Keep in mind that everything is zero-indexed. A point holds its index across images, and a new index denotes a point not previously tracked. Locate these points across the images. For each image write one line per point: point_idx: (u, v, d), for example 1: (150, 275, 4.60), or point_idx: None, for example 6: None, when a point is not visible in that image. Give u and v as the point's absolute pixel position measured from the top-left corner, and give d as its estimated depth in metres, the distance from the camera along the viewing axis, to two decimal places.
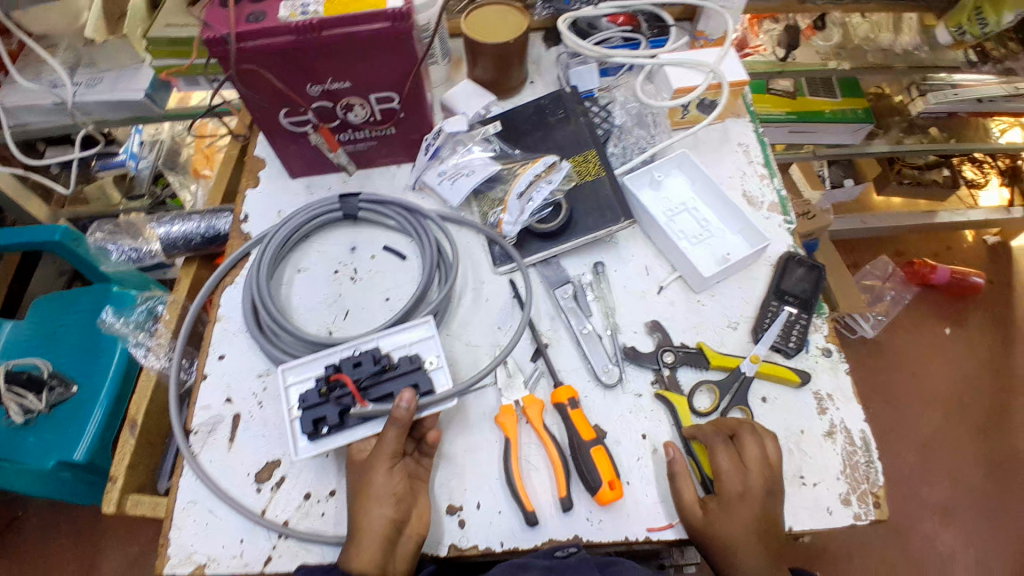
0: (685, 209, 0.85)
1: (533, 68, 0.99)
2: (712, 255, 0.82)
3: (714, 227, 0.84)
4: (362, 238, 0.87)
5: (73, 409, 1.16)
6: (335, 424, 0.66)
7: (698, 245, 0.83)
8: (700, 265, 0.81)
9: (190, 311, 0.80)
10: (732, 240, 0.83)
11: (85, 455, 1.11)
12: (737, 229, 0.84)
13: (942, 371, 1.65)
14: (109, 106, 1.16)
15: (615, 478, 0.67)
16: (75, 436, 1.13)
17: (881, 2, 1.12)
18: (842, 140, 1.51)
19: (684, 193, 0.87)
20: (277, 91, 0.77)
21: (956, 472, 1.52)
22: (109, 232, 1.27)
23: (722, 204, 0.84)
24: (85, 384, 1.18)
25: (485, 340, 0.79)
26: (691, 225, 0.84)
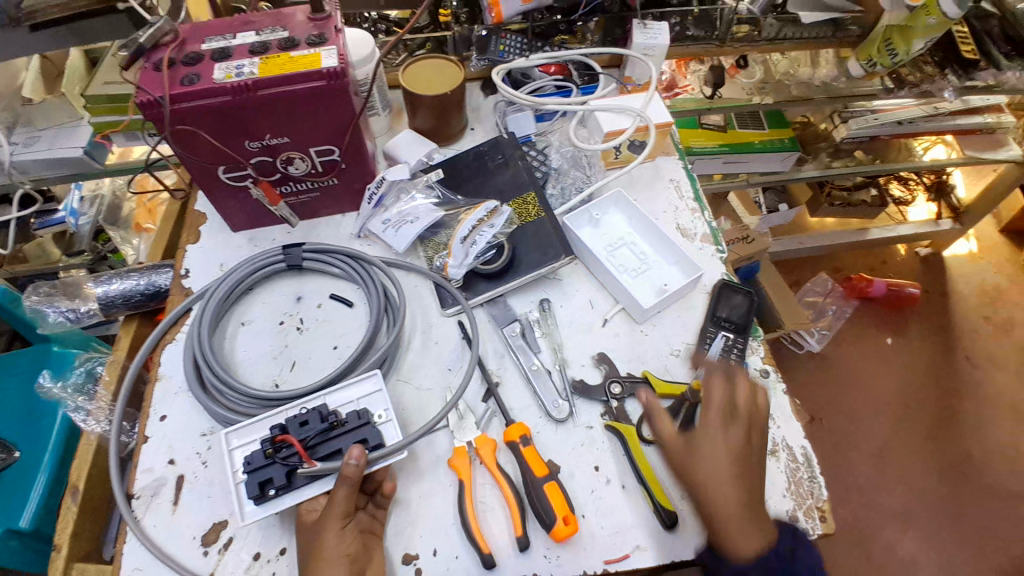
0: (624, 243, 0.89)
1: (472, 116, 1.03)
2: (652, 286, 0.86)
3: (652, 259, 0.88)
4: (308, 288, 0.88)
5: (16, 475, 1.12)
6: (282, 485, 0.65)
7: (638, 277, 0.86)
8: (640, 296, 0.84)
9: (130, 371, 0.78)
10: (669, 271, 0.87)
11: (32, 522, 1.08)
12: (674, 260, 0.88)
13: (886, 380, 1.73)
14: (46, 164, 1.14)
15: (570, 513, 0.68)
16: (19, 503, 1.09)
17: (796, 42, 1.21)
18: (774, 167, 1.60)
19: (622, 228, 0.91)
20: (215, 148, 0.78)
21: (908, 478, 1.58)
22: (44, 293, 1.16)
23: (658, 237, 0.89)
24: (27, 448, 1.15)
25: (436, 383, 0.79)
26: (630, 258, 0.88)
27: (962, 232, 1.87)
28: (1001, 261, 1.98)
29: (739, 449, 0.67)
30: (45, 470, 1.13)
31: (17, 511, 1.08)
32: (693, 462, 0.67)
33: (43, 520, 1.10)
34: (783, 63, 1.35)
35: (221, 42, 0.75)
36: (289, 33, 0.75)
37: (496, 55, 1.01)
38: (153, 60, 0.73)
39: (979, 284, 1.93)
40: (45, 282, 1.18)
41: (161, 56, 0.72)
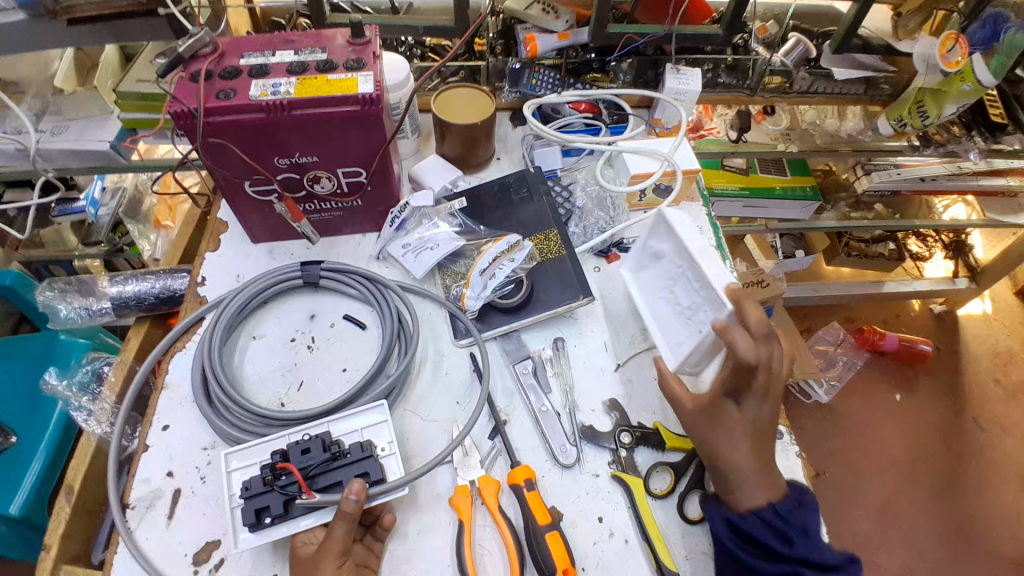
0: (683, 273, 0.79)
1: (499, 146, 1.03)
2: (693, 326, 0.77)
3: (701, 291, 0.76)
4: (322, 307, 0.87)
5: (7, 460, 1.12)
6: (279, 514, 0.64)
7: (687, 318, 0.78)
8: (682, 343, 0.79)
9: (137, 375, 0.78)
10: (710, 311, 0.74)
11: (21, 510, 1.08)
12: (715, 295, 0.72)
13: (895, 439, 1.69)
14: (72, 155, 1.14)
15: (569, 566, 0.66)
16: (10, 489, 1.09)
17: (827, 96, 1.20)
18: (793, 215, 1.59)
19: (681, 253, 0.79)
20: (243, 163, 0.78)
21: (913, 544, 1.53)
22: (58, 291, 1.16)
23: (701, 267, 0.74)
24: (24, 434, 1.15)
25: (443, 416, 0.78)
26: (687, 293, 0.79)
27: (979, 291, 1.85)
28: (1016, 325, 1.95)
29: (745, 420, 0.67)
30: (40, 457, 1.13)
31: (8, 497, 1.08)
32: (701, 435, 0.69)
33: (33, 509, 1.10)
34: (809, 113, 1.38)
35: (259, 58, 0.75)
36: (327, 55, 0.76)
37: (528, 89, 1.02)
38: (191, 71, 0.73)
39: (994, 347, 1.90)
40: (58, 280, 1.17)
41: (199, 68, 0.73)
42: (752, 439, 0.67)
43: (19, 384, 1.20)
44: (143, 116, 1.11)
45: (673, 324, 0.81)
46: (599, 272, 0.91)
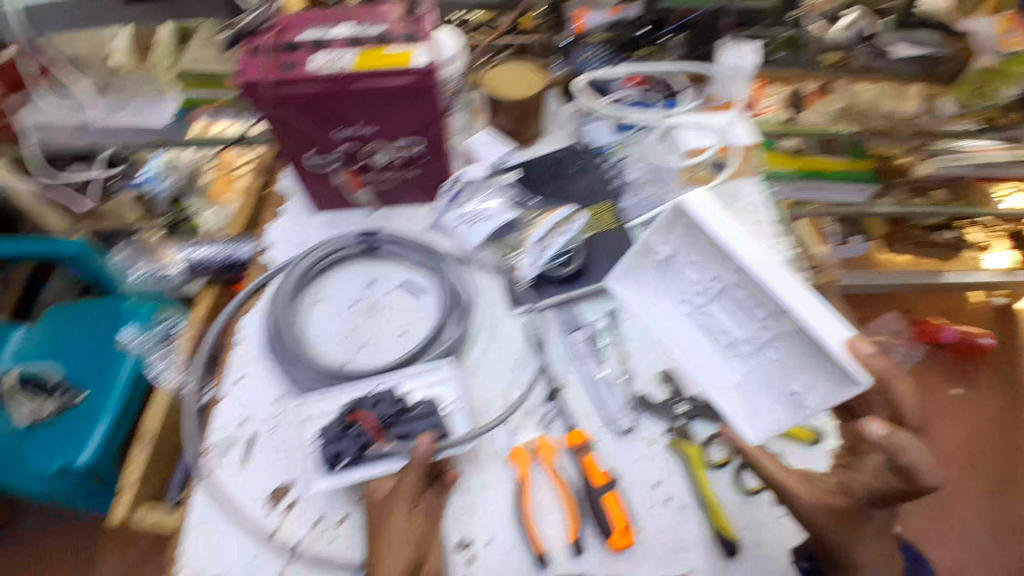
0: (725, 292, 0.76)
1: (548, 122, 1.01)
2: (770, 377, 0.74)
3: (767, 325, 0.73)
4: (381, 274, 0.89)
5: (79, 414, 1.21)
6: (353, 458, 0.69)
7: (749, 355, 0.76)
8: (753, 394, 0.75)
9: (209, 334, 0.84)
10: (793, 362, 0.71)
11: (88, 461, 1.16)
12: (809, 351, 0.68)
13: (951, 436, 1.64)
14: (133, 132, 1.23)
15: (627, 523, 0.69)
16: (81, 442, 1.17)
17: (885, 74, 1.14)
18: (852, 197, 1.56)
19: (721, 268, 0.75)
20: (305, 134, 0.79)
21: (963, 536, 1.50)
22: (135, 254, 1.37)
23: (782, 312, 0.69)
24: (93, 391, 1.24)
25: (499, 381, 0.80)
26: (735, 316, 0.76)
27: None
28: None
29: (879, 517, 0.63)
30: (108, 412, 1.21)
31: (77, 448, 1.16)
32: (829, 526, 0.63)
33: (100, 460, 1.17)
34: None
35: (317, 31, 0.77)
36: (385, 27, 0.77)
37: (579, 61, 1.02)
38: (254, 46, 0.75)
39: None
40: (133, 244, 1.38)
41: (260, 43, 0.75)
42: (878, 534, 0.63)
43: (91, 345, 1.30)
44: (204, 94, 1.21)
45: (719, 354, 0.79)
46: None
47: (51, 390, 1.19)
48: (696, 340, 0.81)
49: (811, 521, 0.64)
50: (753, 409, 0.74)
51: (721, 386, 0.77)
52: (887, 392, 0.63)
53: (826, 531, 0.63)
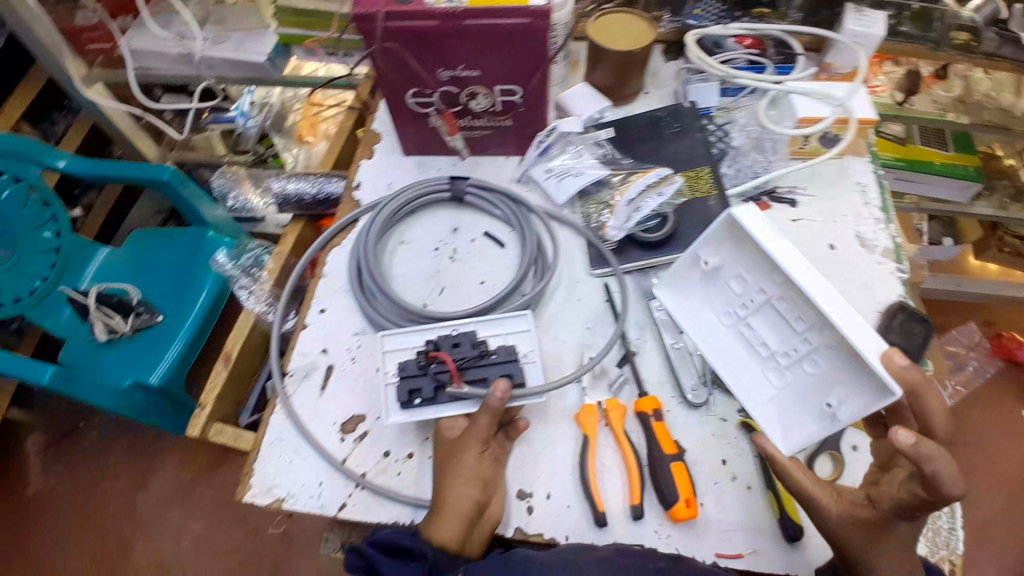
0: (766, 304, 0.73)
1: (650, 80, 0.99)
2: (808, 390, 0.69)
3: (808, 337, 0.69)
4: (464, 222, 0.90)
5: (154, 335, 1.28)
6: (428, 397, 0.70)
7: (787, 367, 0.72)
8: (788, 406, 0.70)
9: (297, 269, 0.87)
10: (831, 373, 0.66)
11: (160, 380, 1.23)
12: (847, 362, 0.64)
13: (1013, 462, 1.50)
14: (232, 64, 1.24)
15: (692, 497, 0.68)
16: (155, 361, 1.25)
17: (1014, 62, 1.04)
18: (948, 195, 1.44)
19: (762, 279, 0.72)
20: (410, 72, 0.79)
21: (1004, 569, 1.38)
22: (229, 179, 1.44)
23: (821, 321, 0.65)
24: (168, 315, 1.31)
25: (573, 338, 0.80)
26: (775, 328, 0.72)
27: None
28: None
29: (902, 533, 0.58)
30: (180, 336, 1.28)
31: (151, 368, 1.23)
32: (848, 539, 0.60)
33: (171, 380, 1.24)
34: (985, 83, 1.18)
35: None
36: None
37: (689, 19, 0.99)
38: None
39: None
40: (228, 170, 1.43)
41: None
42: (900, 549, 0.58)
43: (169, 272, 1.36)
44: (297, 32, 1.19)
45: (758, 367, 0.74)
46: None
47: (130, 310, 1.25)
48: (733, 351, 0.76)
49: (837, 534, 0.61)
50: (788, 422, 0.69)
51: (755, 395, 0.72)
52: (917, 404, 0.59)
53: (847, 545, 0.60)
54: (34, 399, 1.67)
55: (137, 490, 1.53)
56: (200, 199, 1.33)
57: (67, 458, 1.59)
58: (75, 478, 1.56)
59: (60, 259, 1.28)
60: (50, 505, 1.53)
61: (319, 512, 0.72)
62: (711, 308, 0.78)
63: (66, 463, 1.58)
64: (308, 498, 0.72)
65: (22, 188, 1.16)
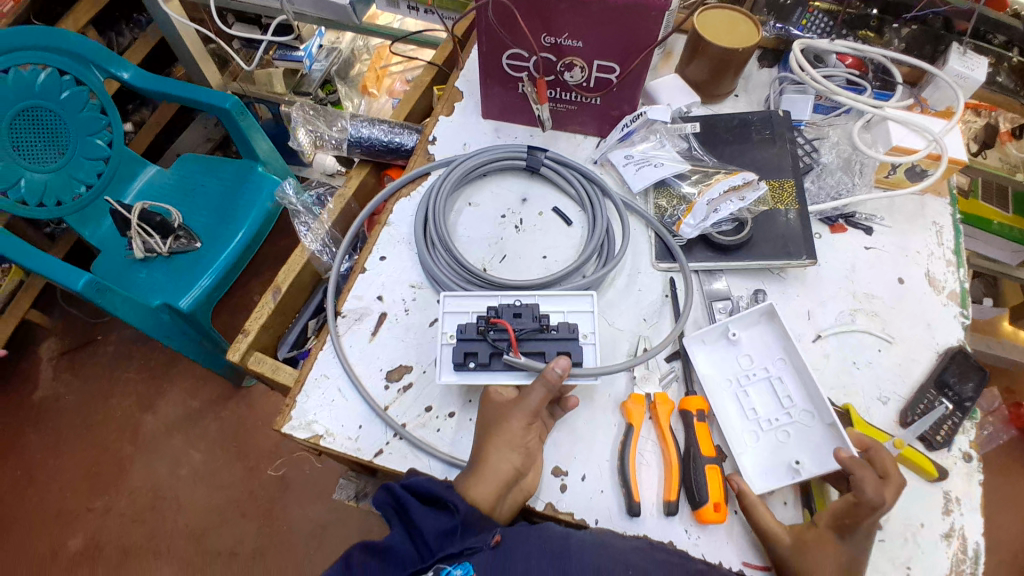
0: (766, 379, 0.74)
1: (741, 84, 0.99)
2: (777, 453, 0.70)
3: (795, 411, 0.71)
4: (534, 194, 0.90)
5: (190, 261, 1.27)
6: (483, 363, 0.69)
7: (763, 432, 0.71)
8: (756, 464, 0.70)
9: (360, 217, 0.88)
10: (808, 440, 0.69)
11: (189, 306, 1.21)
12: (825, 435, 0.68)
13: (1005, 535, 1.44)
14: (312, 3, 1.23)
15: (721, 501, 0.67)
16: (186, 286, 1.23)
17: None
18: (998, 255, 1.41)
19: (769, 356, 0.75)
20: (516, 31, 0.78)
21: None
22: (307, 114, 1.24)
23: (816, 399, 0.70)
24: (206, 244, 1.29)
25: (629, 325, 0.80)
26: (768, 398, 0.73)
27: None
28: None
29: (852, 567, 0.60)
30: (214, 267, 1.26)
31: (181, 292, 1.22)
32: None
33: (198, 308, 1.23)
34: None
35: None
36: None
37: (794, 28, 0.99)
38: None
39: None
40: (308, 106, 1.24)
41: None
42: None
43: (213, 201, 1.35)
44: None
45: (739, 426, 0.73)
46: (819, 239, 0.87)
47: (170, 232, 1.24)
48: (722, 409, 0.74)
49: (812, 569, 0.60)
50: (755, 476, 0.69)
51: (731, 445, 0.71)
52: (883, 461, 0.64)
53: (805, 567, 0.61)
54: (57, 304, 1.68)
55: (144, 409, 1.55)
56: (255, 132, 1.29)
57: (82, 367, 1.61)
58: (88, 387, 1.58)
59: (108, 169, 1.26)
60: (56, 412, 1.55)
61: (355, 455, 0.71)
62: (714, 373, 0.76)
63: (79, 373, 1.60)
64: (345, 439, 0.72)
65: (83, 92, 1.16)
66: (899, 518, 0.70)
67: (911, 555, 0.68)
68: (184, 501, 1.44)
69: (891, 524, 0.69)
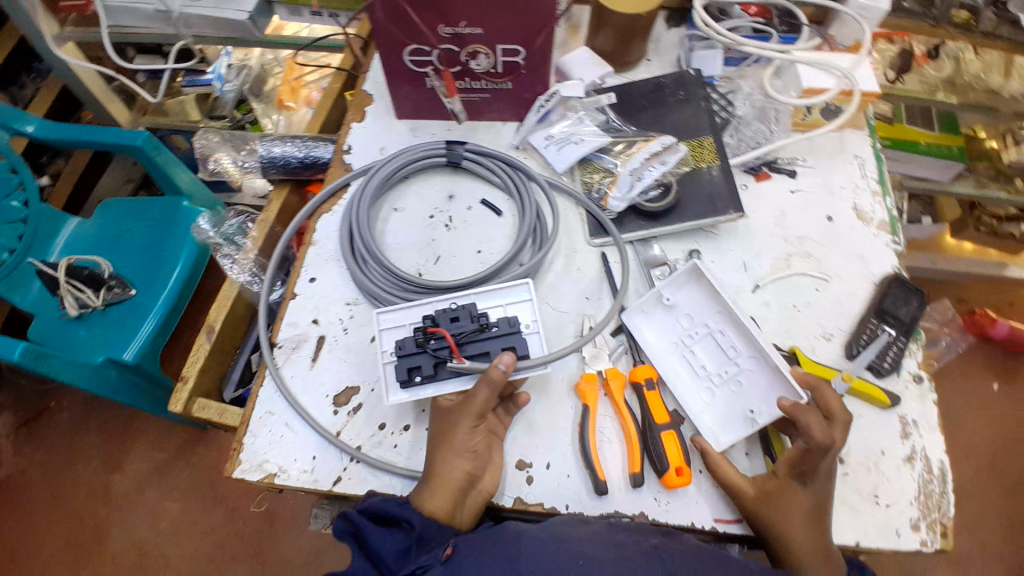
0: (709, 335, 0.74)
1: (652, 47, 0.98)
2: (733, 404, 0.71)
3: (742, 360, 0.72)
4: (460, 188, 0.88)
5: (128, 310, 1.20)
6: (429, 374, 0.67)
7: (716, 386, 0.72)
8: (715, 420, 0.71)
9: (283, 238, 0.84)
10: (759, 386, 0.70)
11: (134, 357, 1.14)
12: (773, 379, 0.69)
13: (976, 438, 1.49)
14: (211, 23, 1.17)
15: (683, 465, 0.67)
16: (128, 337, 1.16)
17: (1009, 39, 1.02)
18: (930, 173, 1.42)
19: (708, 312, 0.75)
20: (412, 26, 0.75)
21: (958, 549, 1.36)
22: (213, 141, 1.21)
23: (758, 346, 0.70)
24: (142, 289, 1.22)
25: (573, 307, 0.79)
26: (714, 354, 0.73)
27: None
28: None
29: (813, 510, 0.62)
30: (154, 312, 1.19)
31: (123, 345, 1.14)
32: (776, 529, 0.61)
33: (145, 358, 1.16)
34: (976, 64, 1.16)
35: None
36: None
37: None
38: None
39: None
40: (211, 131, 1.22)
41: None
42: (814, 522, 0.61)
43: (140, 245, 1.28)
44: None
45: (692, 386, 0.73)
46: (746, 190, 0.87)
47: (101, 283, 1.17)
48: (674, 373, 0.74)
49: (779, 519, 0.61)
50: (716, 432, 0.70)
51: (688, 407, 0.72)
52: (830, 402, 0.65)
53: (774, 518, 0.62)
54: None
55: (111, 469, 1.48)
56: (173, 167, 1.23)
57: (36, 438, 1.53)
58: (47, 457, 1.51)
59: (28, 230, 1.18)
60: (17, 489, 1.47)
61: (313, 487, 0.69)
62: (660, 339, 0.76)
63: (34, 445, 1.52)
64: (300, 472, 0.70)
65: None
66: (860, 449, 0.71)
67: (878, 485, 0.69)
68: (169, 555, 1.39)
69: (853, 456, 0.70)
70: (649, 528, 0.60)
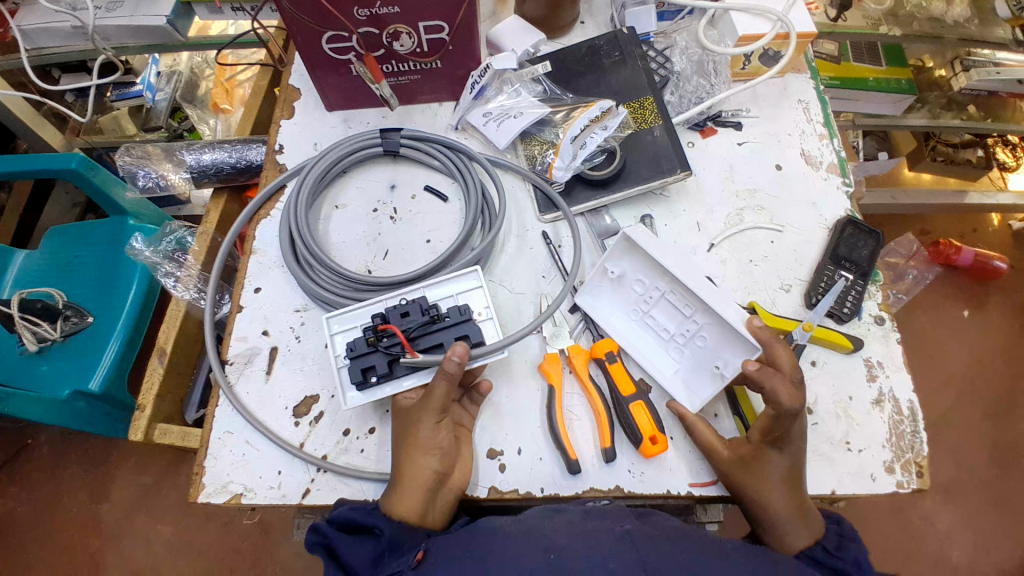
0: (662, 297, 0.73)
1: (584, 9, 0.96)
2: (701, 360, 0.71)
3: (698, 316, 0.70)
4: (402, 177, 0.85)
5: (88, 339, 1.14)
6: (384, 373, 0.65)
7: (682, 346, 0.72)
8: (687, 378, 0.71)
9: (223, 245, 0.80)
10: (719, 341, 0.69)
11: (101, 386, 1.10)
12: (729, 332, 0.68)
13: (949, 367, 1.52)
14: (129, 32, 1.09)
15: (656, 433, 0.66)
16: (91, 365, 1.11)
17: None
18: (883, 110, 1.42)
19: (655, 275, 0.73)
20: (323, 11, 0.71)
21: (945, 478, 1.40)
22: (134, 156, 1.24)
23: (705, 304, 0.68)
24: (100, 314, 1.16)
25: (528, 288, 0.77)
26: (672, 315, 0.73)
27: None
28: None
29: (788, 465, 0.62)
30: (116, 336, 1.14)
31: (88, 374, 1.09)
32: (751, 488, 0.61)
33: (112, 386, 1.12)
34: None
35: None
36: None
37: None
38: None
39: None
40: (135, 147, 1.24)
41: None
42: (790, 478, 0.61)
43: (92, 269, 1.21)
44: None
45: (661, 349, 0.74)
46: (693, 147, 0.85)
47: (57, 314, 1.11)
48: (639, 341, 0.74)
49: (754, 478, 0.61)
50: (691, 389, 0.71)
51: (658, 371, 0.72)
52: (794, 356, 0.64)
53: (750, 481, 0.62)
54: None
55: (97, 501, 1.45)
56: (115, 185, 1.15)
57: (13, 478, 1.48)
58: (27, 496, 1.46)
59: None
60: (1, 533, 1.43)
61: (282, 503, 0.67)
62: (619, 310, 0.75)
63: (12, 486, 1.47)
64: (266, 490, 0.67)
65: None
66: (829, 398, 0.71)
67: (849, 432, 0.69)
68: None
69: (821, 405, 0.70)
70: (625, 510, 0.59)
